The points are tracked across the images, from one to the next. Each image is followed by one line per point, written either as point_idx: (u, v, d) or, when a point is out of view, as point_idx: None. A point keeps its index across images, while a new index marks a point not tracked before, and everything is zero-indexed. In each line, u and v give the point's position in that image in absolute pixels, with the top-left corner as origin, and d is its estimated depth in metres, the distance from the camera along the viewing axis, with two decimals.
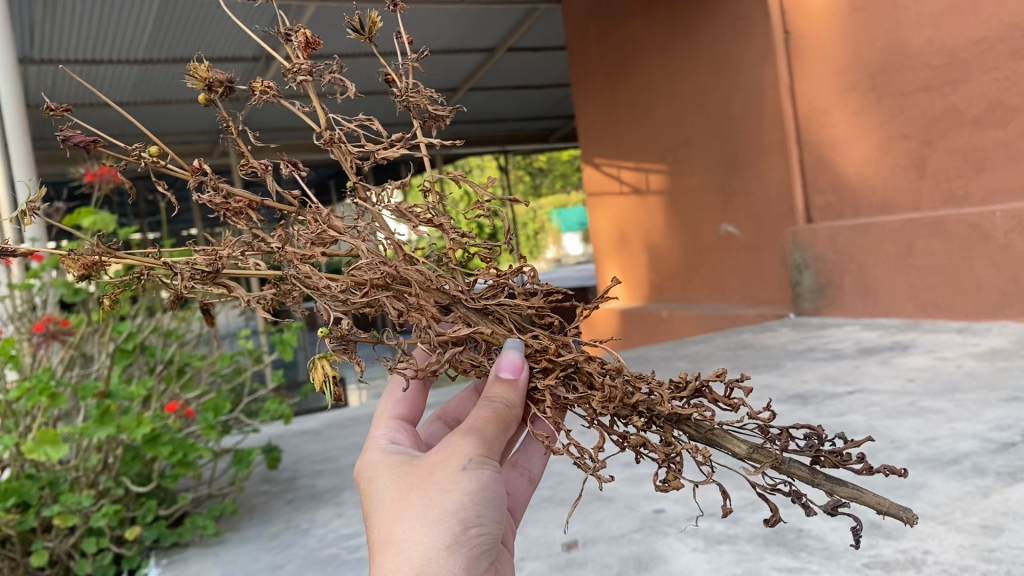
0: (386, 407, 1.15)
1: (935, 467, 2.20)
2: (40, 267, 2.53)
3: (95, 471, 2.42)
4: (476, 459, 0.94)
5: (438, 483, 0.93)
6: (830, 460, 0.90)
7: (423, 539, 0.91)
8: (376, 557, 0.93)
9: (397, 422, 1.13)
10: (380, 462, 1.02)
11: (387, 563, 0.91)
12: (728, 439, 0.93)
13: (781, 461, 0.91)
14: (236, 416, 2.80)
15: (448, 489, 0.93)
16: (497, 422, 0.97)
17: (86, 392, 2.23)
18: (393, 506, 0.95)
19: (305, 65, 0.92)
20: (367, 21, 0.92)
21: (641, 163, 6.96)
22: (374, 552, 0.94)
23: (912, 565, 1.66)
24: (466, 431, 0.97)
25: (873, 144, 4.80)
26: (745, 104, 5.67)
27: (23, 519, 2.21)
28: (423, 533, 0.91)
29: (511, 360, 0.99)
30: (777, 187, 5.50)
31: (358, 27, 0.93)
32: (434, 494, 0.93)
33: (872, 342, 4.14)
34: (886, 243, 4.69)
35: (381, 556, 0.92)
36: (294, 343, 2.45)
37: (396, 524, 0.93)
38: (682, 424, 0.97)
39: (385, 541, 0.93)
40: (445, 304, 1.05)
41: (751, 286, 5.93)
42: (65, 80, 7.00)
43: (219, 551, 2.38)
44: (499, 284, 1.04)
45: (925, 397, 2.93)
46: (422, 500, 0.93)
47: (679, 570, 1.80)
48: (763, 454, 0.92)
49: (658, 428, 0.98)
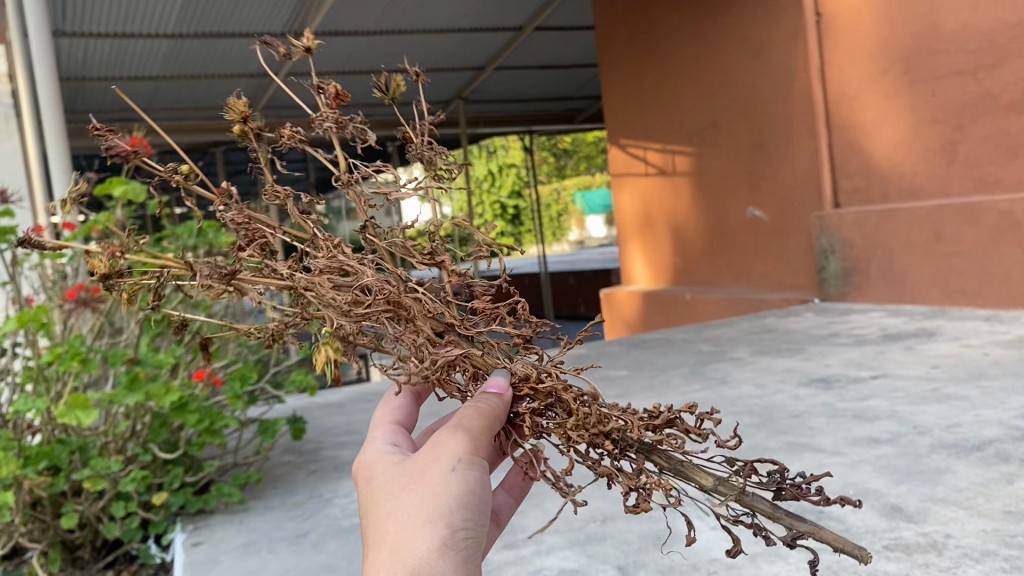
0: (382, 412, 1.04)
1: (958, 453, 2.19)
2: (72, 236, 2.55)
3: (124, 438, 2.46)
4: (467, 459, 0.88)
5: (427, 479, 0.86)
6: (792, 493, 0.90)
7: (416, 535, 0.82)
8: (366, 557, 0.83)
9: (391, 427, 1.02)
10: (367, 459, 0.95)
11: (377, 562, 0.81)
12: (697, 471, 0.95)
13: (743, 493, 0.92)
14: (262, 386, 2.83)
15: (441, 490, 0.85)
16: (481, 418, 0.92)
17: (117, 358, 2.28)
18: (385, 506, 0.86)
19: (332, 114, 1.00)
20: (391, 83, 1.02)
21: (667, 144, 6.92)
22: (366, 551, 0.84)
23: (934, 548, 1.66)
24: (453, 430, 0.90)
25: (903, 129, 4.74)
26: (776, 87, 5.62)
27: (54, 482, 2.28)
28: (417, 528, 0.83)
29: (499, 381, 0.99)
30: (807, 170, 5.47)
31: (383, 88, 1.04)
32: (424, 493, 0.85)
33: (897, 328, 4.11)
34: (915, 228, 4.64)
35: (372, 554, 0.83)
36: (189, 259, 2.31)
37: (388, 522, 0.84)
38: (654, 455, 0.99)
39: (378, 539, 0.84)
40: (440, 331, 1.07)
41: (777, 271, 5.90)
42: (96, 53, 7.06)
43: (244, 518, 2.42)
44: (492, 315, 1.03)
45: (949, 384, 2.91)
46: (414, 498, 0.85)
47: (699, 548, 1.81)
48: (729, 487, 0.92)
49: (632, 458, 1.00)
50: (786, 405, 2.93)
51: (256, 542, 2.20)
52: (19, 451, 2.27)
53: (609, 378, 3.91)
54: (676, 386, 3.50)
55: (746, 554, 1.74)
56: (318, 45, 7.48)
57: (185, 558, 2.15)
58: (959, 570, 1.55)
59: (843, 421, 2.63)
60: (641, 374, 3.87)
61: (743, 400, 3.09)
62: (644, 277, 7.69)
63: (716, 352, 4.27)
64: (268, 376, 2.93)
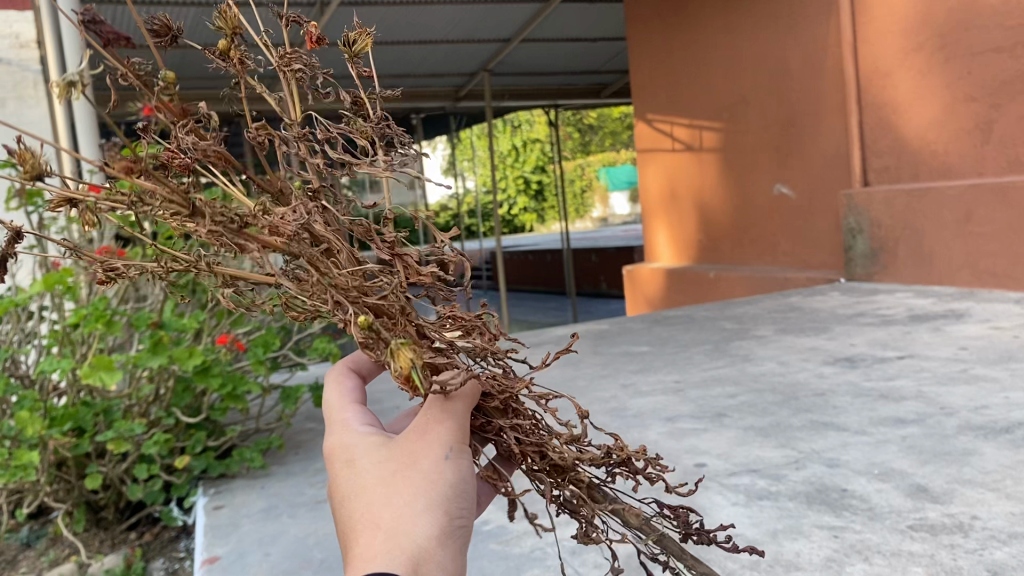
0: (335, 394, 0.97)
1: (986, 434, 2.16)
2: (97, 200, 2.55)
3: (148, 401, 2.48)
4: (457, 447, 0.82)
5: (420, 466, 0.80)
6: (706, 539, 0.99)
7: (410, 524, 0.77)
8: (355, 544, 0.77)
9: (359, 410, 0.94)
10: (345, 438, 0.87)
11: (368, 549, 0.76)
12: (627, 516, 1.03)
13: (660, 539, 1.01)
14: (285, 352, 2.84)
15: (435, 478, 0.79)
16: (466, 399, 0.86)
17: (141, 322, 2.29)
18: (373, 490, 0.80)
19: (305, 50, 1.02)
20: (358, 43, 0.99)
21: (694, 120, 6.84)
22: (354, 539, 0.78)
23: (960, 530, 1.63)
24: (441, 415, 0.84)
25: (937, 107, 4.65)
26: (806, 62, 5.55)
27: (79, 443, 2.31)
28: (414, 515, 0.77)
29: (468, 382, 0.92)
30: (835, 146, 5.40)
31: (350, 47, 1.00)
32: (416, 480, 0.79)
33: (924, 309, 4.06)
34: (945, 209, 4.58)
35: (361, 540, 0.77)
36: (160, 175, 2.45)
37: (379, 507, 0.78)
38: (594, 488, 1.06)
39: (369, 525, 0.78)
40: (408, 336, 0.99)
41: (803, 250, 5.84)
42: (123, 21, 7.05)
43: (265, 483, 2.43)
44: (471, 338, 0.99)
45: (978, 365, 2.87)
46: (406, 484, 0.79)
47: (719, 523, 1.80)
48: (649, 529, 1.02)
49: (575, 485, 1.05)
50: (810, 383, 2.91)
51: (276, 507, 2.22)
52: (45, 411, 2.30)
53: (631, 353, 3.89)
54: (699, 362, 3.48)
55: (768, 532, 1.72)
56: (345, 15, 7.46)
57: (207, 521, 2.17)
58: (985, 552, 1.53)
59: (869, 400, 2.60)
60: (664, 350, 3.85)
61: (767, 377, 3.08)
62: (667, 255, 7.64)
63: (740, 329, 4.23)
64: (290, 343, 2.95)
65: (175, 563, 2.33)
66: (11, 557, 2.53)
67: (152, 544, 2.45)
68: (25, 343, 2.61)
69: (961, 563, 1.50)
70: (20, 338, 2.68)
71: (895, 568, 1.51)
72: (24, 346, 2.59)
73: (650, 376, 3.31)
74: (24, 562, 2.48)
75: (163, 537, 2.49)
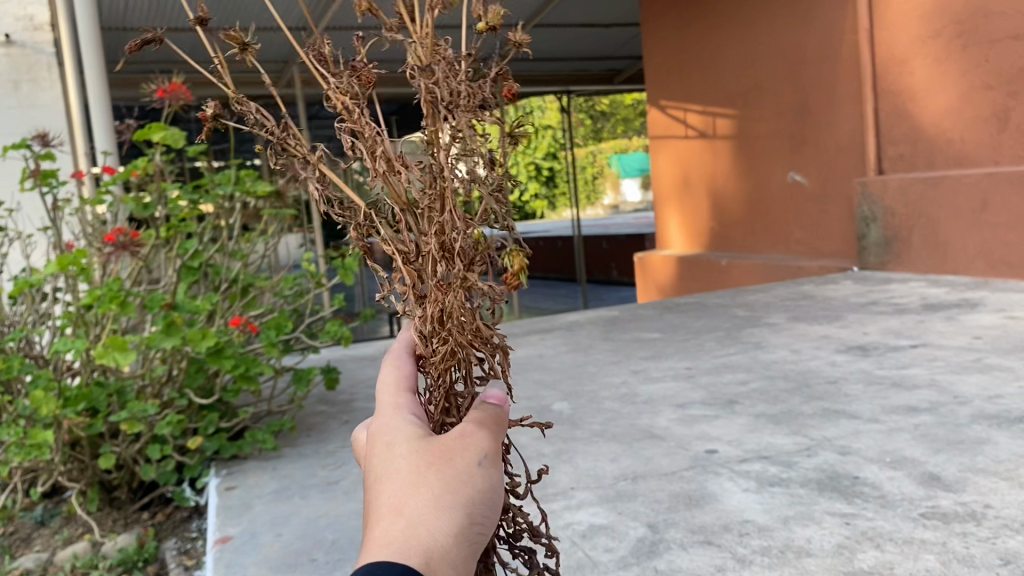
0: (391, 375, 0.84)
1: (1000, 424, 2.15)
2: (111, 181, 2.57)
3: (160, 382, 2.49)
4: (491, 458, 0.73)
5: (454, 466, 0.71)
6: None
7: (433, 518, 0.67)
8: (370, 527, 0.68)
9: (410, 396, 0.82)
10: (386, 419, 0.78)
11: (385, 533, 0.66)
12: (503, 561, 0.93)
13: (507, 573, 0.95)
14: (297, 335, 2.84)
15: (465, 482, 0.70)
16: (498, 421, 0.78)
17: (154, 303, 2.31)
18: (400, 475, 0.71)
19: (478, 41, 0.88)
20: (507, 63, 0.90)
21: (708, 106, 6.79)
22: (370, 521, 0.69)
23: (972, 518, 1.63)
24: (480, 425, 0.75)
25: (954, 94, 4.60)
26: (821, 48, 5.50)
27: (92, 423, 2.32)
28: (438, 512, 0.67)
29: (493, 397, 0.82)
30: (850, 135, 5.37)
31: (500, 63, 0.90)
32: (448, 474, 0.70)
33: (938, 298, 4.03)
34: (962, 197, 4.54)
35: (379, 524, 0.67)
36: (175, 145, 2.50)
37: (404, 492, 0.69)
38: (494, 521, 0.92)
39: (389, 510, 0.68)
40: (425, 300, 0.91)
41: (817, 238, 5.81)
42: None
43: (277, 465, 2.44)
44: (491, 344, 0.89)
45: (992, 354, 2.85)
46: (438, 477, 0.70)
47: (731, 508, 1.79)
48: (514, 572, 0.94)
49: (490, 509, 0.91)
50: (822, 371, 2.90)
51: (288, 488, 2.23)
52: (59, 391, 2.31)
53: (642, 340, 3.88)
54: (710, 349, 3.48)
55: (779, 518, 1.72)
56: None
57: (218, 502, 2.18)
58: (998, 541, 1.52)
59: (881, 389, 2.59)
60: (675, 337, 3.84)
61: (778, 364, 3.07)
62: (678, 242, 7.61)
63: (752, 316, 4.22)
64: (303, 326, 2.95)
65: (187, 543, 2.34)
66: (25, 535, 2.55)
67: (164, 524, 2.47)
68: (39, 323, 2.63)
69: (973, 551, 1.49)
70: (34, 319, 2.70)
71: (907, 555, 1.51)
72: (39, 327, 2.61)
73: (662, 363, 3.31)
74: (38, 541, 2.51)
75: (175, 517, 2.50)
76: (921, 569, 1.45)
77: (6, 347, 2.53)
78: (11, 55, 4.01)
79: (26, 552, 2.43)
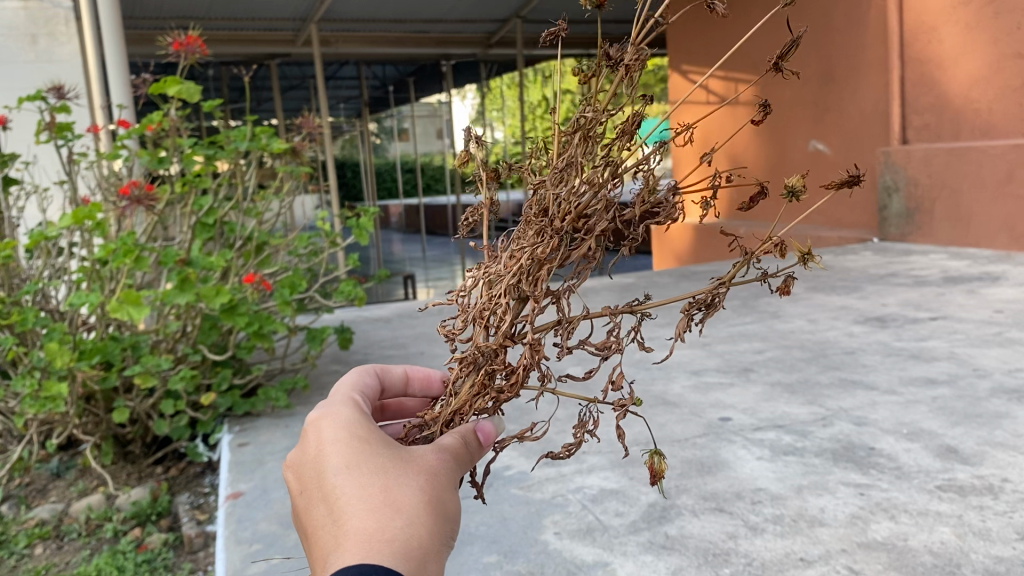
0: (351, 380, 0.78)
1: (1019, 398, 2.11)
2: (125, 134, 2.53)
3: (174, 338, 2.50)
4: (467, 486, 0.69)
5: (436, 475, 0.65)
6: None
7: (426, 518, 0.60)
8: (351, 517, 0.59)
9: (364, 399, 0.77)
10: (348, 417, 0.70)
11: (368, 524, 0.58)
12: None
13: None
14: (311, 296, 2.83)
15: (448, 494, 0.65)
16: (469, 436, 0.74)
17: (168, 258, 2.31)
18: (384, 470, 0.63)
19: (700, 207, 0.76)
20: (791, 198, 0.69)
21: (730, 73, 6.69)
22: (351, 513, 0.60)
23: (989, 492, 1.61)
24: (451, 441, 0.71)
25: (984, 63, 4.50)
26: (848, 14, 5.40)
27: (106, 377, 2.33)
28: (426, 511, 0.61)
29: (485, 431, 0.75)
30: (874, 104, 5.28)
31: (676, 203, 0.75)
32: (437, 484, 0.64)
33: (959, 271, 3.97)
34: (987, 168, 4.47)
35: (354, 518, 0.59)
36: (183, 95, 2.45)
37: (392, 487, 0.62)
38: None
39: (378, 501, 0.60)
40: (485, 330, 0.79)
41: (837, 208, 5.75)
42: None
43: (289, 423, 2.45)
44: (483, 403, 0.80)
45: (1013, 328, 2.81)
46: (426, 481, 0.63)
47: (744, 476, 1.78)
48: None
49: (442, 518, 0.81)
50: (839, 341, 2.86)
51: None
52: (74, 344, 2.30)
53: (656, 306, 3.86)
54: (727, 317, 3.45)
55: (792, 486, 1.71)
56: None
57: (231, 457, 2.19)
58: (1015, 515, 1.50)
59: (899, 360, 2.56)
60: None
61: (795, 334, 3.04)
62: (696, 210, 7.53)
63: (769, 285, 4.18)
64: (318, 285, 2.93)
65: (199, 498, 2.36)
66: (41, 486, 2.58)
67: (178, 479, 2.49)
68: (54, 277, 2.64)
69: (990, 525, 1.48)
70: (50, 273, 2.70)
71: (922, 527, 1.49)
72: (53, 280, 2.61)
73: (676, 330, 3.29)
74: (54, 492, 2.54)
75: (189, 473, 2.52)
76: (936, 541, 1.44)
77: (22, 300, 2.54)
78: (28, 8, 3.97)
79: (43, 503, 2.46)
